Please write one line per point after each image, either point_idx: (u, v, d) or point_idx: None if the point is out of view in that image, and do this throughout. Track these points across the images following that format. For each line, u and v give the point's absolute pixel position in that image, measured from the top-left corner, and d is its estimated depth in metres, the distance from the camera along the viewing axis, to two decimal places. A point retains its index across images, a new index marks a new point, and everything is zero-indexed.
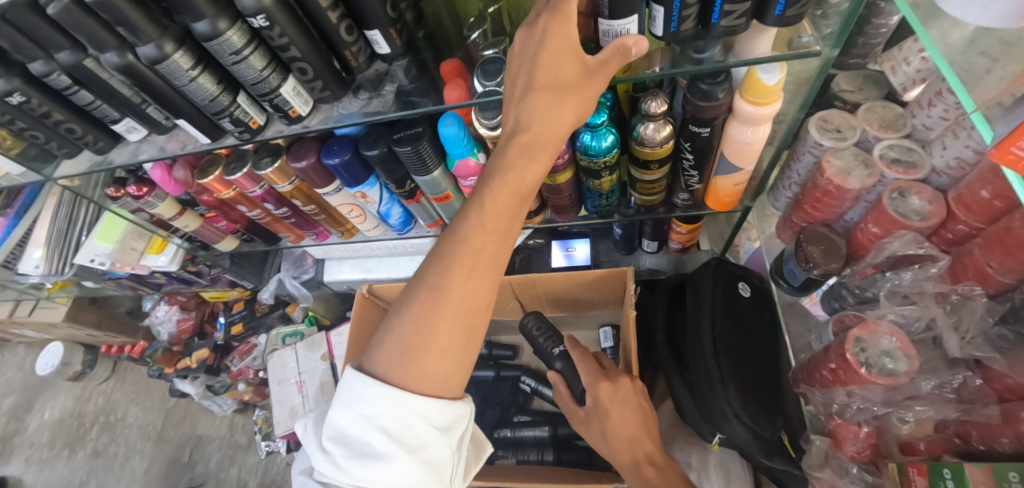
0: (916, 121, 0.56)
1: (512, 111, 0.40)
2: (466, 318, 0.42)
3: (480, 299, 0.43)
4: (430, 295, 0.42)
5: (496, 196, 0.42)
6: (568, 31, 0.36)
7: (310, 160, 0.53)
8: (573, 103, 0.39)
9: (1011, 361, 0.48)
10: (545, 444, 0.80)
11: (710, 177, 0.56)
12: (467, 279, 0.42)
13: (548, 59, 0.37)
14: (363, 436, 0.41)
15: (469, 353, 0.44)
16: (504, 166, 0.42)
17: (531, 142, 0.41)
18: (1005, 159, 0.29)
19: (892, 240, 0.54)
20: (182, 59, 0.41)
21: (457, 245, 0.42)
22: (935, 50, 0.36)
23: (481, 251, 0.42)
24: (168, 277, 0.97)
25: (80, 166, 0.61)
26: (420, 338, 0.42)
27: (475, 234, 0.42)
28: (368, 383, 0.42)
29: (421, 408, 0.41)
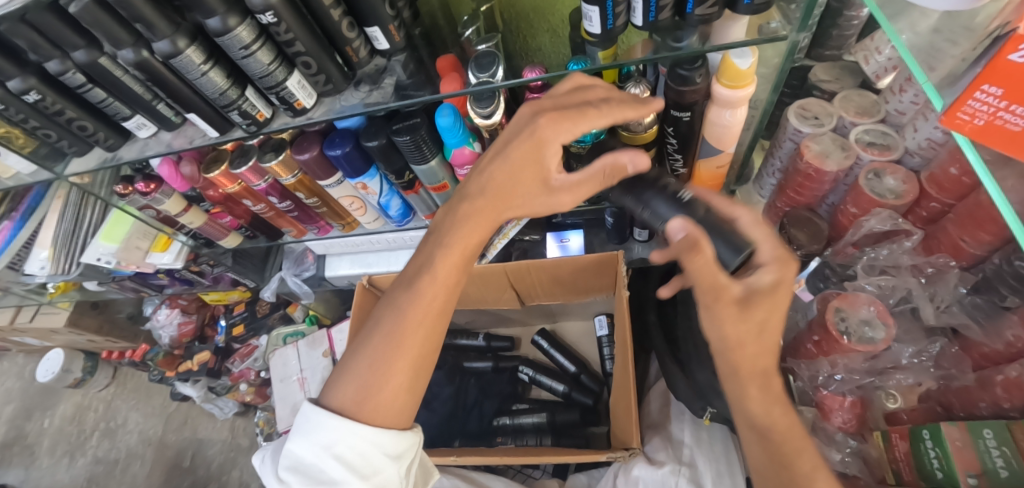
0: (889, 106, 0.59)
1: (470, 180, 0.46)
2: (415, 359, 0.47)
3: (430, 340, 0.48)
4: (386, 343, 0.47)
5: (448, 252, 0.48)
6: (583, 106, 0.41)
7: (313, 152, 0.56)
8: (530, 175, 0.45)
9: (986, 330, 0.51)
10: (543, 430, 0.80)
11: (694, 161, 0.58)
12: (419, 324, 0.47)
13: (518, 159, 0.44)
14: (319, 464, 0.43)
15: (420, 388, 0.48)
16: (451, 226, 0.48)
17: (490, 203, 0.46)
18: (954, 123, 0.34)
19: (870, 218, 0.56)
20: (194, 54, 0.43)
21: (411, 295, 0.47)
22: (900, 40, 0.40)
23: (433, 298, 0.48)
24: (171, 277, 0.98)
25: (90, 164, 0.63)
26: (375, 378, 0.46)
27: (429, 283, 0.48)
28: (324, 416, 0.44)
29: (374, 436, 0.44)
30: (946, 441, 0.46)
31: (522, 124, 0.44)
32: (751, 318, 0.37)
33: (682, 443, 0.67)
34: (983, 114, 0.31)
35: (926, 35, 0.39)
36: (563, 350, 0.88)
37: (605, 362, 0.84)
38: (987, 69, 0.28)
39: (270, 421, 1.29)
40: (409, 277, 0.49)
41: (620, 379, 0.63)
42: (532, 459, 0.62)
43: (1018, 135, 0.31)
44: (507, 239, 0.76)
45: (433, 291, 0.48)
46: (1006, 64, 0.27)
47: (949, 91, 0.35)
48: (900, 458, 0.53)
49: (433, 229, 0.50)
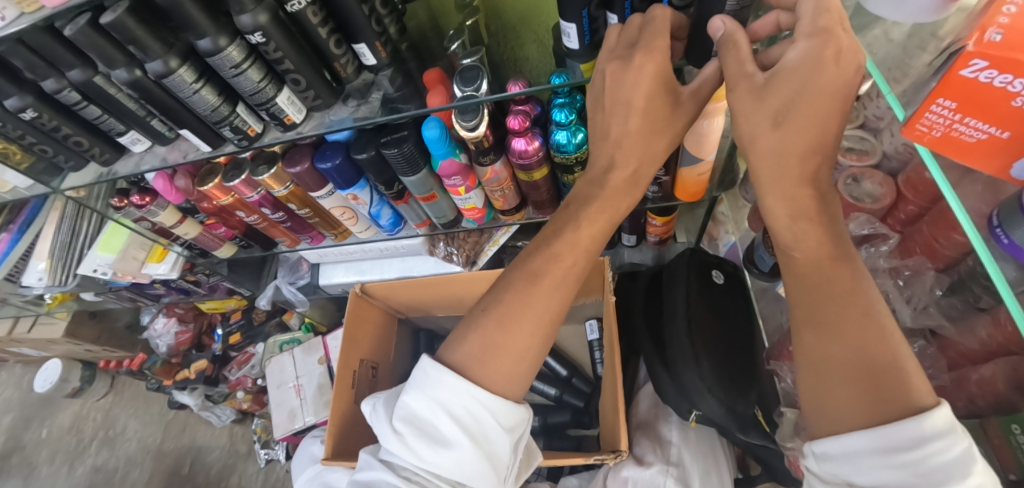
0: (867, 112, 0.60)
1: (604, 150, 0.48)
2: (547, 324, 0.46)
3: (560, 309, 0.47)
4: (519, 301, 0.46)
5: (592, 218, 0.48)
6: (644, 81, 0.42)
7: (304, 165, 0.57)
8: (663, 131, 0.45)
9: (960, 328, 0.53)
10: (535, 433, 0.84)
11: (676, 169, 0.60)
12: (554, 288, 0.47)
13: (642, 98, 0.43)
14: (433, 421, 0.42)
15: (542, 358, 0.47)
16: (604, 192, 0.48)
17: (628, 178, 0.48)
18: (914, 135, 0.34)
19: (848, 221, 0.58)
20: (186, 73, 0.45)
21: (550, 256, 0.47)
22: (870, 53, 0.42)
23: (572, 263, 0.47)
24: (168, 286, 0.99)
25: (86, 178, 0.65)
26: (503, 337, 0.45)
27: (569, 246, 0.47)
28: (447, 371, 0.43)
29: (496, 403, 0.43)
30: None
31: (622, 75, 0.41)
32: (768, 107, 0.38)
33: (670, 442, 0.68)
34: (940, 126, 0.32)
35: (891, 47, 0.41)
36: (555, 354, 0.90)
37: (596, 365, 0.85)
38: (940, 83, 0.29)
39: (268, 428, 1.34)
40: (545, 240, 0.49)
41: (608, 383, 0.64)
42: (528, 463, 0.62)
43: (973, 146, 0.32)
44: (497, 246, 0.77)
45: (573, 254, 0.47)
46: (957, 80, 0.28)
47: (913, 102, 0.35)
48: None
49: (578, 193, 0.49)
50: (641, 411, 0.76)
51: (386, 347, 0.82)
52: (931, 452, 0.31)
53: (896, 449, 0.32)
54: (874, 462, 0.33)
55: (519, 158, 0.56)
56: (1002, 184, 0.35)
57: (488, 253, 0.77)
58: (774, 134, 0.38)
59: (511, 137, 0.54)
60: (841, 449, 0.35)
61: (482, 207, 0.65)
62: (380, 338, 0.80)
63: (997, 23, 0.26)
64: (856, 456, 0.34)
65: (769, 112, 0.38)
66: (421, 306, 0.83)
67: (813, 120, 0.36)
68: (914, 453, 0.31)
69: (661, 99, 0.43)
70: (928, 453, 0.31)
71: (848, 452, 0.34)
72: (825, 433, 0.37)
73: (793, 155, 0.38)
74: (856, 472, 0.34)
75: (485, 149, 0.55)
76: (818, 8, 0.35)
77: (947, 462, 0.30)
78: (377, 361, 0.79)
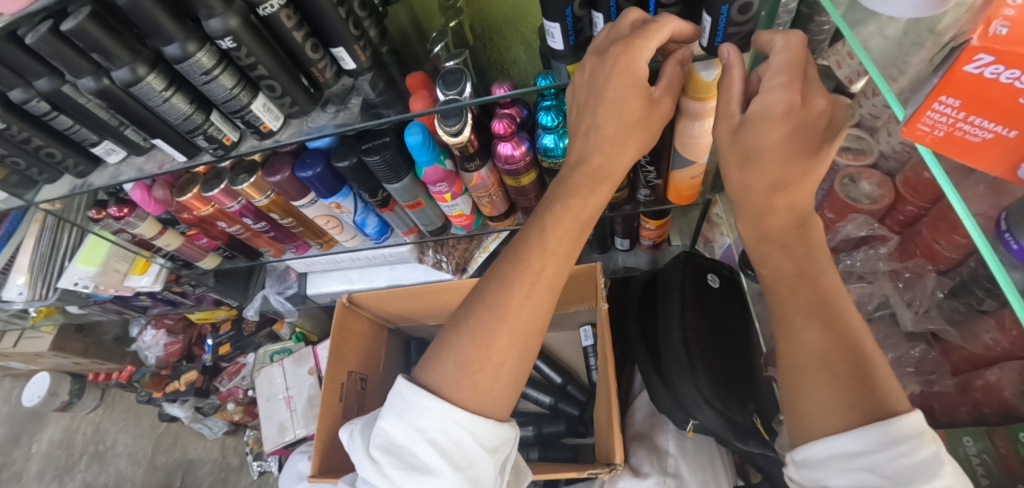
0: (863, 111, 0.58)
1: (579, 145, 0.46)
2: (523, 337, 0.44)
3: (537, 320, 0.45)
4: (491, 316, 0.44)
5: (559, 221, 0.46)
6: (632, 76, 0.40)
7: (283, 173, 0.55)
8: (637, 137, 0.44)
9: (963, 332, 0.51)
10: (530, 443, 0.80)
11: (668, 171, 0.58)
12: (528, 298, 0.45)
13: (613, 94, 0.41)
14: (412, 447, 0.41)
15: (521, 374, 0.46)
16: (572, 192, 0.46)
17: (597, 175, 0.46)
18: (916, 135, 0.33)
19: (846, 223, 0.56)
20: (155, 81, 0.43)
21: (519, 265, 0.45)
22: (868, 47, 0.41)
23: (543, 270, 0.45)
24: (153, 298, 0.97)
25: (61, 190, 0.63)
26: (478, 353, 0.44)
27: (539, 252, 0.45)
28: (423, 395, 0.42)
29: (472, 425, 0.42)
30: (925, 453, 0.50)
31: (600, 68, 0.41)
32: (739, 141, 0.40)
33: (668, 453, 0.66)
34: (943, 125, 0.30)
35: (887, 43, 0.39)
36: (549, 362, 0.88)
37: (590, 372, 0.83)
38: (943, 80, 0.28)
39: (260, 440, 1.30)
40: (516, 248, 0.47)
41: (601, 393, 0.63)
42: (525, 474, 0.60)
43: (980, 145, 0.30)
44: (488, 252, 0.75)
45: (544, 261, 0.46)
46: (960, 76, 0.27)
47: (913, 101, 0.34)
48: None
49: (548, 196, 0.47)
50: (637, 421, 0.74)
51: (375, 358, 0.80)
52: (905, 452, 0.31)
53: (867, 451, 0.33)
54: (847, 465, 0.33)
55: (506, 164, 0.54)
56: (1006, 186, 0.34)
57: (478, 260, 0.75)
58: (739, 172, 0.41)
59: (497, 142, 0.52)
60: (819, 453, 0.35)
61: (470, 214, 0.63)
62: (368, 349, 0.78)
63: (1002, 15, 0.24)
64: (830, 459, 0.34)
65: (738, 152, 0.40)
66: (410, 315, 0.81)
67: (775, 161, 0.38)
68: (884, 453, 0.32)
69: (637, 102, 0.42)
70: (898, 454, 0.31)
71: (824, 456, 0.35)
72: (803, 439, 0.38)
73: (757, 191, 0.41)
74: (832, 474, 0.34)
75: (470, 155, 0.53)
76: (785, 63, 0.36)
77: (916, 464, 0.31)
78: (366, 372, 0.77)
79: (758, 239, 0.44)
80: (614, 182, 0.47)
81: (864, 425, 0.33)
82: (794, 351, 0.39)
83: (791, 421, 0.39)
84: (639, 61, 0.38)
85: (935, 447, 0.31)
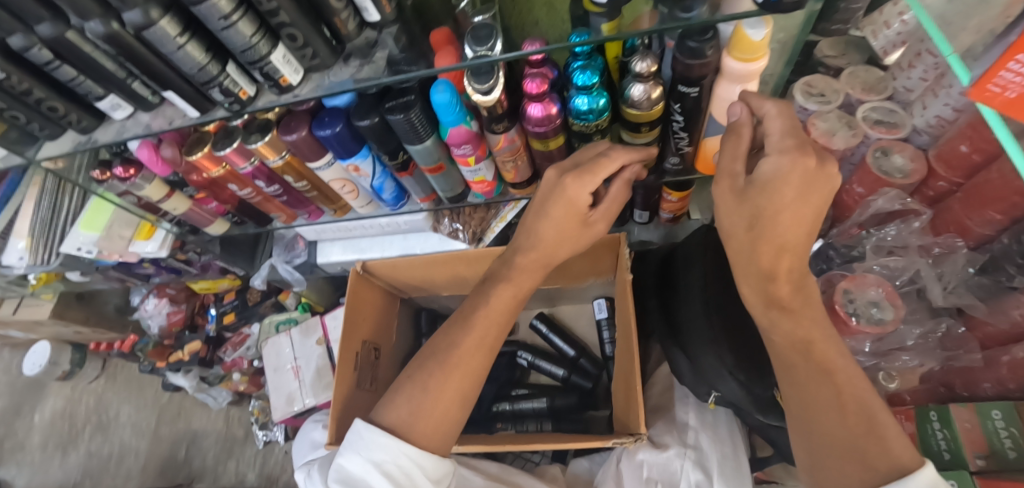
0: (897, 83, 0.56)
1: (519, 233, 0.54)
2: (464, 387, 0.51)
3: (474, 368, 0.52)
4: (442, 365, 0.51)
5: (498, 296, 0.54)
6: (573, 201, 0.49)
7: (301, 132, 0.53)
8: (572, 231, 0.52)
9: (991, 308, 0.52)
10: (543, 415, 0.80)
11: (699, 140, 0.57)
12: (475, 351, 0.52)
13: (555, 214, 0.50)
14: (365, 478, 0.45)
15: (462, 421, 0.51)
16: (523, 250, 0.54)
17: (533, 255, 0.54)
18: (983, 96, 0.31)
19: (877, 197, 0.55)
20: (169, 26, 0.40)
21: (465, 325, 0.53)
22: (923, 9, 0.39)
23: (486, 333, 0.53)
24: (157, 266, 0.95)
25: (63, 147, 0.60)
26: (427, 396, 0.49)
27: (484, 314, 0.53)
28: (379, 432, 0.47)
29: (420, 457, 0.47)
30: (955, 423, 0.48)
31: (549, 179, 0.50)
32: (743, 209, 0.40)
33: (687, 426, 0.66)
34: (1017, 86, 0.29)
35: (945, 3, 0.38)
36: (562, 334, 0.87)
37: (604, 345, 0.83)
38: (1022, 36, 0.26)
39: (265, 411, 1.31)
40: (464, 315, 0.55)
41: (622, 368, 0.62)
42: (528, 445, 0.58)
43: None
44: (505, 223, 0.72)
45: (486, 324, 0.53)
46: None
47: (972, 62, 0.33)
48: None
49: (485, 279, 0.56)
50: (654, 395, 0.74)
51: (389, 328, 0.79)
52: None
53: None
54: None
55: (534, 126, 0.52)
56: None
57: (494, 230, 0.73)
58: (748, 234, 0.40)
59: (526, 103, 0.50)
60: None
61: (491, 180, 0.61)
62: (380, 319, 0.77)
63: None
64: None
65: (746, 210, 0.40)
66: (423, 285, 0.80)
67: (804, 213, 0.38)
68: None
69: (574, 223, 0.51)
70: None
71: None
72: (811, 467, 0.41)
73: (765, 251, 0.40)
74: None
75: (498, 116, 0.50)
76: (785, 127, 0.38)
77: None
78: (379, 342, 0.76)
79: (765, 303, 0.42)
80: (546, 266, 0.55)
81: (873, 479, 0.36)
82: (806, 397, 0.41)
83: (797, 422, 0.42)
84: (581, 193, 0.48)
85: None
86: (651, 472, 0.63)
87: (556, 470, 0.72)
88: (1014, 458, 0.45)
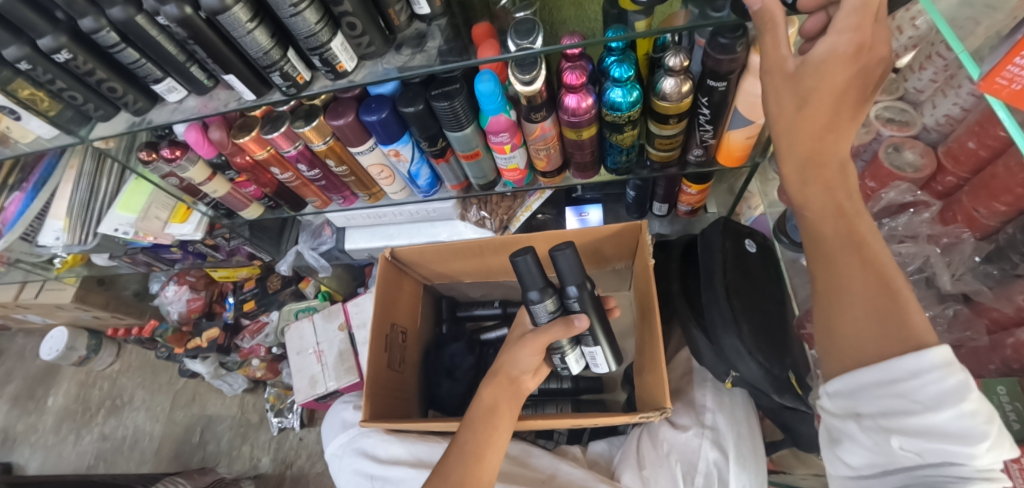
0: (908, 85, 0.64)
1: (501, 363, 0.61)
2: (484, 450, 0.56)
3: (495, 441, 0.57)
4: (476, 431, 0.57)
5: (493, 408, 0.59)
6: (498, 369, 0.61)
7: (348, 117, 0.56)
8: (502, 379, 0.60)
9: (997, 295, 0.58)
10: (565, 394, 0.84)
11: (722, 133, 0.60)
12: (479, 422, 0.58)
13: (490, 390, 0.60)
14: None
15: (488, 471, 0.55)
16: (502, 362, 0.61)
17: (492, 379, 0.61)
18: (993, 87, 0.38)
19: (889, 190, 0.62)
20: (241, 11, 0.42)
21: (469, 431, 0.57)
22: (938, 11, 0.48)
23: (494, 409, 0.59)
24: (185, 250, 0.99)
25: (116, 127, 0.63)
26: (462, 464, 0.54)
27: (478, 417, 0.58)
28: None
29: None
30: None
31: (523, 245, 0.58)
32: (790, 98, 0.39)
33: (705, 407, 0.67)
34: (1021, 78, 0.35)
35: (954, 7, 0.47)
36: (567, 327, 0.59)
37: (553, 358, 0.63)
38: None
39: (282, 397, 1.33)
40: (470, 420, 0.59)
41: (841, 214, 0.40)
42: (557, 418, 0.62)
43: None
44: (530, 212, 0.78)
45: (487, 410, 0.59)
46: None
47: (989, 59, 0.39)
48: None
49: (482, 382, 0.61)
50: (673, 378, 0.76)
51: (414, 312, 0.83)
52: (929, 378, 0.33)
53: (901, 378, 0.35)
54: (876, 394, 0.36)
55: (569, 116, 0.55)
56: None
57: (521, 219, 0.79)
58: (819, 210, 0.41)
59: (563, 93, 0.53)
60: (849, 386, 0.38)
61: (523, 169, 0.65)
62: (408, 304, 0.80)
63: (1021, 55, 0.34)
64: (863, 390, 0.37)
65: (801, 90, 0.38)
66: (448, 272, 0.83)
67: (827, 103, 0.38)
68: (915, 382, 0.34)
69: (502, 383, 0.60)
70: (927, 382, 0.33)
71: (854, 388, 0.38)
72: (836, 371, 0.40)
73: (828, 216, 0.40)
74: (865, 403, 0.37)
75: (537, 105, 0.53)
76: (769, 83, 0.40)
77: (945, 390, 0.32)
78: (406, 326, 0.80)
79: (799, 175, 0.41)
80: (503, 377, 0.60)
81: (887, 364, 0.35)
82: (826, 274, 0.40)
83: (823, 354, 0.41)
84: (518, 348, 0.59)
85: (962, 375, 0.32)
86: (671, 449, 0.64)
87: (577, 451, 0.75)
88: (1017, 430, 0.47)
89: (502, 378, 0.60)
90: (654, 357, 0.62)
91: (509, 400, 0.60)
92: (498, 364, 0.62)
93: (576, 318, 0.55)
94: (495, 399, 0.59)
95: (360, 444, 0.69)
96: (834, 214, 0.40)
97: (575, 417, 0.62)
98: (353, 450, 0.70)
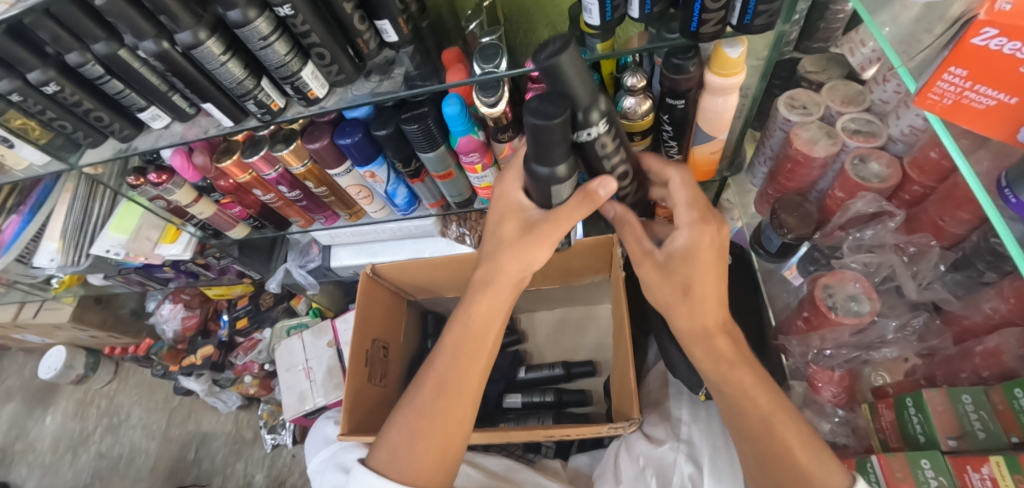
0: (874, 96, 0.66)
1: (489, 263, 0.56)
2: (462, 393, 0.54)
3: (474, 376, 0.56)
4: (452, 359, 0.56)
5: (475, 330, 0.56)
6: (492, 268, 0.55)
7: (323, 140, 0.58)
8: (503, 284, 0.55)
9: (964, 303, 0.58)
10: (548, 407, 0.85)
11: (688, 148, 0.62)
12: (459, 351, 0.56)
13: (475, 304, 0.56)
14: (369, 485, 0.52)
15: (462, 419, 0.55)
16: (489, 266, 0.56)
17: (481, 282, 0.56)
18: (927, 103, 0.37)
19: (857, 201, 0.63)
20: (214, 45, 0.45)
21: (444, 369, 0.55)
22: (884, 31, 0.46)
23: (480, 327, 0.56)
24: (177, 269, 1.01)
25: (104, 153, 0.66)
26: (423, 416, 0.54)
27: (456, 341, 0.56)
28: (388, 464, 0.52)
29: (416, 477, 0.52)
30: (928, 408, 0.51)
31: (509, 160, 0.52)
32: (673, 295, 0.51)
33: (680, 420, 0.67)
34: (951, 94, 0.35)
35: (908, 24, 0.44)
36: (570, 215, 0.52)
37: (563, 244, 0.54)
38: (954, 52, 0.31)
39: (274, 413, 1.34)
40: (452, 346, 0.56)
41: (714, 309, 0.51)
42: (530, 430, 0.64)
43: (985, 111, 0.34)
44: None
45: (472, 326, 0.56)
46: (970, 47, 0.30)
47: (923, 75, 0.39)
48: (886, 426, 0.57)
49: (469, 288, 0.57)
50: (651, 390, 0.77)
51: (398, 328, 0.85)
52: None
53: None
54: None
55: None
56: (1011, 149, 0.37)
57: None
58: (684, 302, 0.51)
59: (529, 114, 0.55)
60: None
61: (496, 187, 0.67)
62: (390, 318, 0.82)
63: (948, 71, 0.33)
64: None
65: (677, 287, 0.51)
66: (430, 287, 0.85)
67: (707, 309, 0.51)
68: None
69: (504, 284, 0.55)
70: None
71: None
72: None
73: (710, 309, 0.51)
74: None
75: (503, 126, 0.55)
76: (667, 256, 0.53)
77: None
78: (388, 341, 0.81)
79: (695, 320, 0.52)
80: (499, 281, 0.56)
81: None
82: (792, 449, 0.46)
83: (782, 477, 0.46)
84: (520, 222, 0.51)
85: None
86: (647, 462, 0.65)
87: (558, 464, 0.75)
88: (983, 439, 0.47)
89: (500, 281, 0.55)
90: (625, 372, 0.64)
91: (502, 309, 0.56)
92: (492, 254, 0.56)
93: (601, 186, 0.44)
94: (485, 313, 0.56)
95: (341, 459, 0.70)
96: (727, 370, 0.50)
97: (548, 431, 0.64)
98: (334, 465, 0.70)
